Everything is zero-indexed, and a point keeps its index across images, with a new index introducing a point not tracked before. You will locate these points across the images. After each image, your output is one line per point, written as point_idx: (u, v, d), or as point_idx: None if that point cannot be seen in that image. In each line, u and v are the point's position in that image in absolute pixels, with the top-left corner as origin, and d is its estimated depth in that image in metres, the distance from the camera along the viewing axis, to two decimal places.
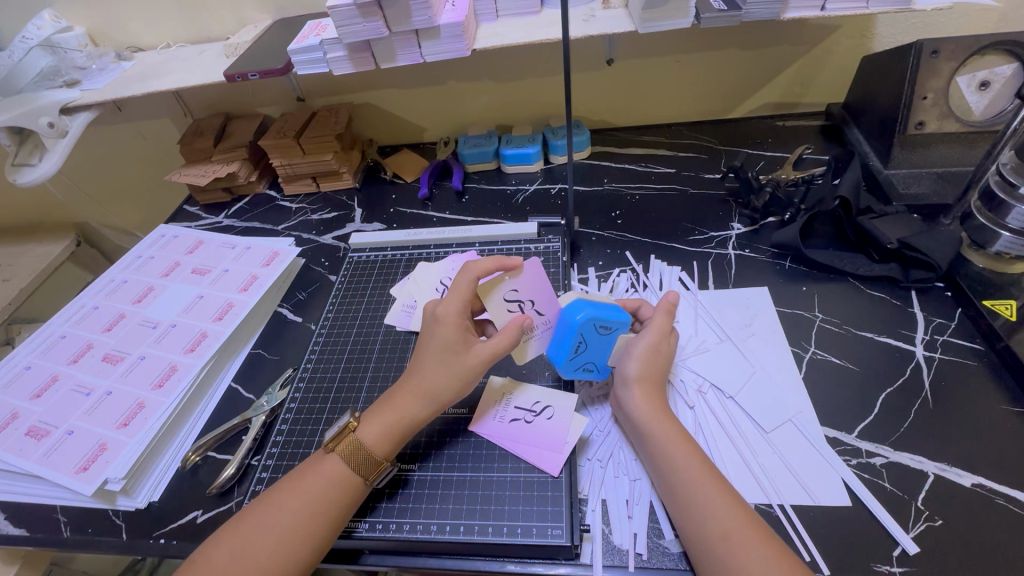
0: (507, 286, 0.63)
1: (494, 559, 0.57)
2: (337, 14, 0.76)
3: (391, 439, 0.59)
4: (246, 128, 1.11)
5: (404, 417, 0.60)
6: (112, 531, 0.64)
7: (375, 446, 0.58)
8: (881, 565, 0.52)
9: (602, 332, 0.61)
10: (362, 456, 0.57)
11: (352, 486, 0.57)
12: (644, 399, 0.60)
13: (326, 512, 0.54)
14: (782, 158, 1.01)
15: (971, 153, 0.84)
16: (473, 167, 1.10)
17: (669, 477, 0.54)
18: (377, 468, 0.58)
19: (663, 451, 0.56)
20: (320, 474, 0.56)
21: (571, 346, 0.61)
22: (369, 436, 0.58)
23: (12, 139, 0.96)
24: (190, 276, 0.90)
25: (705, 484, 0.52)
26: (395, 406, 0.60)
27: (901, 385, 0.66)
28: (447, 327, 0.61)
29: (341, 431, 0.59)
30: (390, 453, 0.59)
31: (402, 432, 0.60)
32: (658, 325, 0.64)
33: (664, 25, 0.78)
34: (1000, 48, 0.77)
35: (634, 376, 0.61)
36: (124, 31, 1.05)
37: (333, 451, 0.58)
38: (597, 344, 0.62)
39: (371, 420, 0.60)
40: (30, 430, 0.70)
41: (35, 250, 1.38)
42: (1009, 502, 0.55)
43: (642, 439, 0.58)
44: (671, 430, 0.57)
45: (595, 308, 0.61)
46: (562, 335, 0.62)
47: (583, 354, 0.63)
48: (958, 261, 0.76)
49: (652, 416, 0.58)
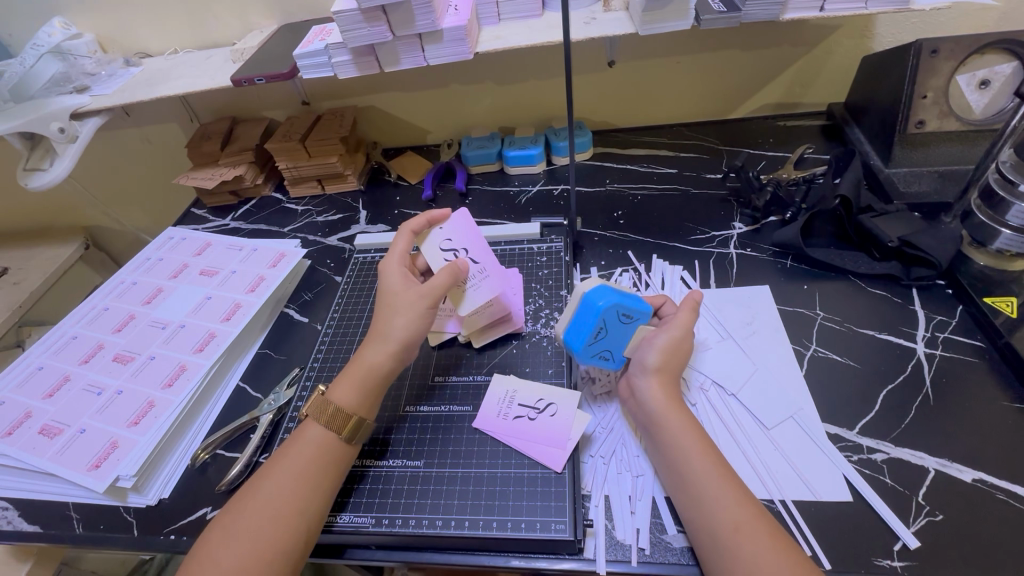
0: (439, 236, 0.68)
1: (499, 554, 0.58)
2: (342, 19, 0.78)
3: (360, 394, 0.61)
4: (252, 132, 1.13)
5: (364, 367, 0.62)
6: (124, 527, 0.66)
7: (343, 403, 0.60)
8: (882, 560, 0.52)
9: (624, 321, 0.62)
10: (332, 414, 0.59)
11: (330, 445, 0.58)
12: (659, 390, 0.60)
13: (312, 475, 0.56)
14: (783, 158, 1.01)
15: (971, 152, 0.84)
16: (477, 169, 1.11)
17: (681, 470, 0.54)
18: (348, 423, 0.59)
19: (676, 443, 0.56)
20: (303, 442, 0.58)
21: (592, 331, 0.62)
22: (339, 395, 0.60)
23: (24, 144, 0.98)
24: (198, 278, 0.92)
25: (717, 477, 0.53)
26: (357, 362, 0.63)
27: (902, 382, 0.66)
28: (388, 275, 0.67)
29: (313, 396, 0.62)
30: (360, 410, 0.60)
31: (368, 387, 0.61)
32: (681, 321, 0.64)
33: (664, 27, 0.79)
34: (1000, 46, 0.78)
35: (654, 367, 0.61)
36: (132, 38, 1.07)
37: (309, 416, 0.61)
38: (617, 333, 0.63)
39: (340, 383, 0.62)
40: (43, 429, 0.72)
41: (45, 253, 1.40)
42: (1010, 497, 0.55)
43: (655, 431, 0.58)
44: (685, 424, 0.57)
45: (617, 295, 0.62)
46: (583, 319, 0.62)
47: (602, 342, 0.63)
48: (959, 259, 0.77)
49: (667, 409, 0.58)
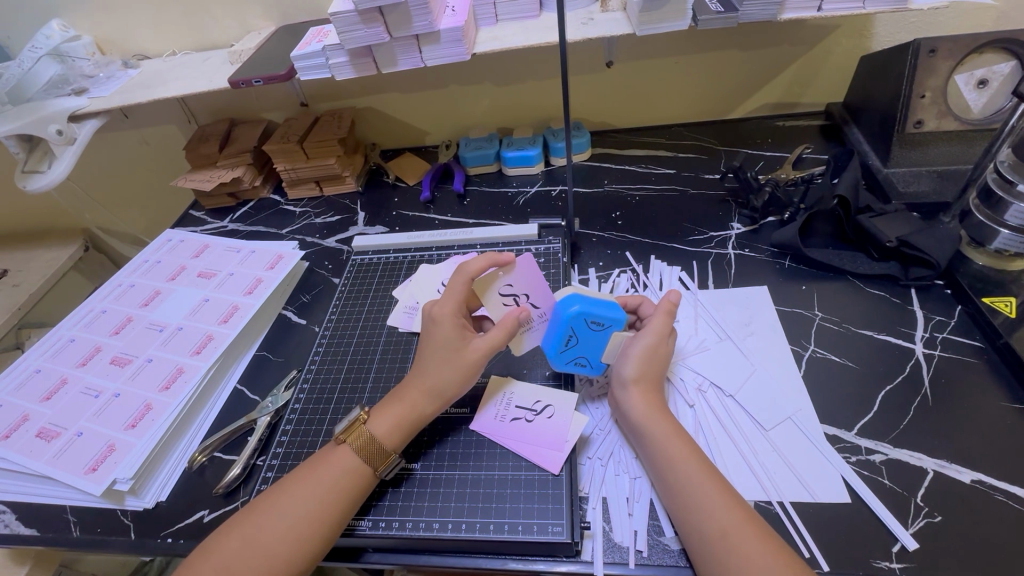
0: (502, 282, 0.63)
1: (496, 556, 0.58)
2: (339, 20, 0.78)
3: (400, 431, 0.60)
4: (250, 133, 1.13)
5: (413, 412, 0.61)
6: (121, 530, 0.65)
7: (383, 438, 0.59)
8: (880, 562, 0.52)
9: (594, 328, 0.62)
10: (371, 447, 0.58)
11: (360, 476, 0.58)
12: (641, 398, 0.60)
13: (339, 501, 0.56)
14: (782, 158, 1.01)
15: (971, 151, 0.84)
16: (475, 170, 1.11)
17: (666, 477, 0.55)
18: (387, 460, 0.59)
19: (659, 452, 0.56)
20: (333, 465, 0.57)
21: (562, 339, 0.62)
22: (380, 428, 0.59)
23: (22, 147, 0.98)
24: (195, 280, 0.91)
25: (702, 482, 0.53)
26: (404, 400, 0.62)
27: (900, 382, 0.66)
28: (444, 326, 0.63)
29: (352, 422, 0.60)
30: (398, 446, 0.60)
31: (410, 427, 0.61)
32: (656, 327, 0.63)
33: (661, 27, 0.79)
34: (998, 46, 0.77)
35: (631, 379, 0.61)
36: (130, 39, 1.07)
37: (343, 442, 0.59)
38: (590, 340, 0.63)
39: (381, 413, 0.61)
40: (40, 432, 0.72)
41: (44, 255, 1.40)
42: (1009, 499, 0.55)
43: (640, 439, 0.58)
44: (669, 430, 0.57)
45: (589, 302, 0.62)
46: (555, 328, 0.63)
47: (574, 348, 0.64)
48: (958, 259, 0.76)
49: (649, 416, 0.59)
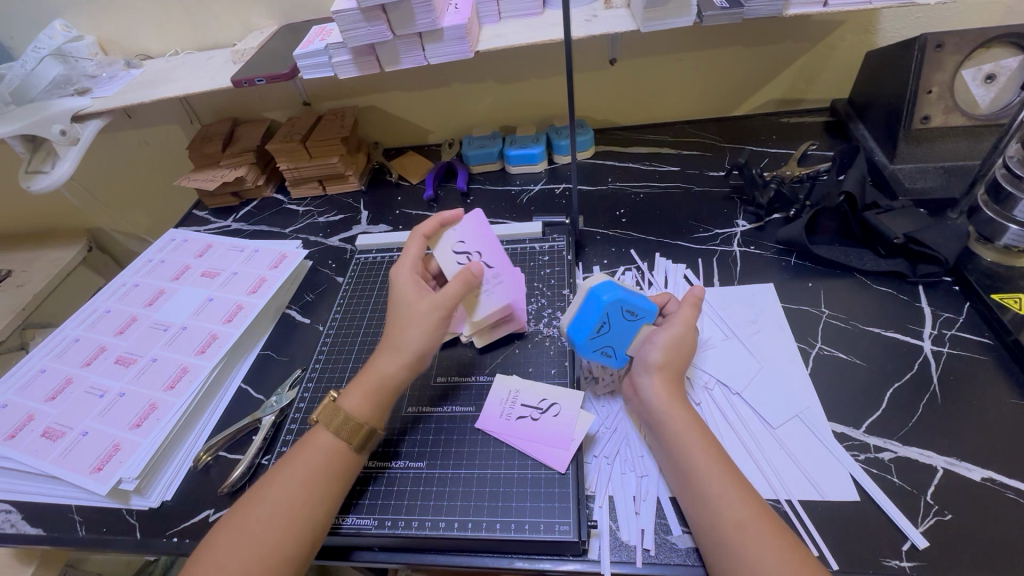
0: (451, 239, 0.67)
1: (503, 555, 0.57)
2: (342, 18, 0.78)
3: (372, 402, 0.61)
4: (254, 133, 1.13)
5: (379, 379, 0.61)
6: (126, 530, 0.65)
7: (355, 412, 0.59)
8: (891, 560, 0.52)
9: (627, 318, 0.62)
10: (345, 424, 0.59)
11: (340, 455, 0.58)
12: (663, 388, 0.59)
13: (319, 485, 0.56)
14: (786, 155, 1.00)
15: (978, 147, 0.83)
16: (478, 168, 1.11)
17: (684, 468, 0.54)
18: (360, 432, 0.59)
19: (679, 440, 0.56)
20: (312, 448, 0.58)
21: (594, 325, 0.62)
22: (351, 402, 0.60)
23: (25, 147, 0.98)
24: (199, 279, 0.91)
25: (719, 474, 0.53)
26: (371, 371, 0.62)
27: (909, 379, 0.65)
28: (404, 287, 0.65)
29: (323, 403, 0.61)
30: (371, 418, 0.60)
31: (381, 398, 0.61)
32: (684, 317, 0.63)
33: (666, 24, 0.78)
34: (1006, 41, 0.77)
35: (656, 364, 0.61)
36: (134, 40, 1.07)
37: (318, 423, 0.60)
38: (620, 330, 0.63)
39: (352, 390, 0.61)
40: (45, 432, 0.72)
41: (48, 256, 1.41)
42: (1020, 496, 0.54)
43: (658, 428, 0.58)
44: (689, 421, 0.57)
45: (623, 292, 0.62)
46: (587, 313, 0.62)
47: (604, 336, 0.63)
48: (966, 256, 0.76)
49: (671, 408, 0.58)
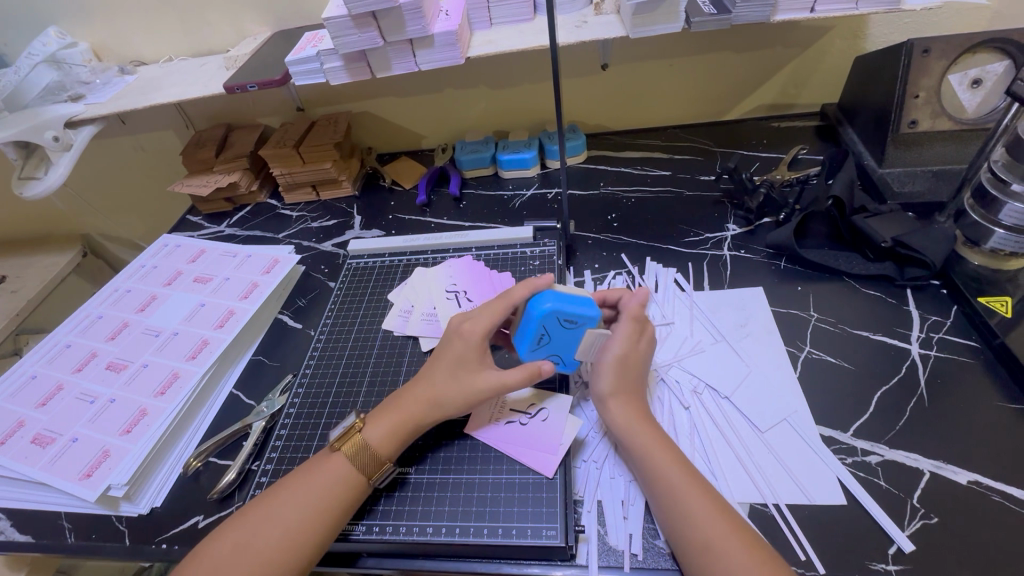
0: (447, 281, 0.83)
1: (491, 561, 0.57)
2: (332, 25, 0.78)
3: (396, 439, 0.60)
4: (247, 138, 1.13)
5: (409, 418, 0.61)
6: (115, 536, 0.65)
7: (377, 445, 0.59)
8: (877, 563, 0.52)
9: (567, 326, 0.61)
10: (362, 454, 0.58)
11: (354, 484, 0.57)
12: (621, 411, 0.60)
13: (331, 509, 0.55)
14: (777, 159, 1.01)
15: (966, 151, 0.84)
16: (470, 173, 1.11)
17: (654, 487, 0.54)
18: (380, 468, 0.58)
19: (646, 460, 0.56)
20: (325, 473, 0.57)
21: (534, 337, 0.61)
22: (373, 436, 0.59)
23: (18, 154, 0.98)
24: (192, 285, 0.91)
25: (690, 490, 0.53)
26: (398, 408, 0.61)
27: (896, 383, 0.66)
28: (465, 342, 0.63)
29: (348, 431, 0.60)
30: (393, 454, 0.60)
31: (405, 433, 0.60)
32: (624, 332, 0.63)
33: (654, 30, 0.79)
34: (991, 46, 0.77)
35: (608, 393, 0.61)
36: (127, 46, 1.07)
37: (337, 450, 0.59)
38: (561, 338, 0.62)
39: (377, 419, 0.61)
40: (35, 439, 0.72)
41: (43, 261, 1.41)
42: (1006, 499, 0.54)
43: (627, 448, 0.58)
44: (655, 440, 0.57)
45: (563, 300, 0.61)
46: (526, 325, 0.61)
47: (546, 346, 0.63)
48: (954, 259, 0.76)
49: (632, 428, 0.58)
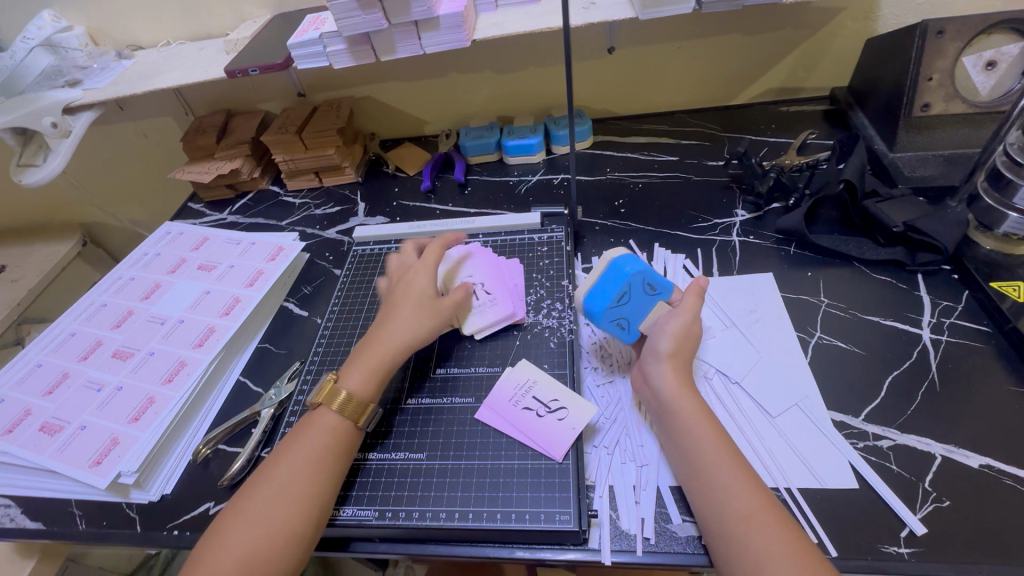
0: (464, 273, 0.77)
1: (503, 545, 0.58)
2: (336, 6, 0.76)
3: (374, 380, 0.62)
4: (248, 124, 1.11)
5: (383, 356, 0.63)
6: (126, 523, 0.65)
7: (359, 389, 0.60)
8: (889, 546, 0.52)
9: (647, 291, 0.64)
10: (349, 401, 0.59)
11: (344, 433, 0.58)
12: (674, 376, 0.59)
13: (324, 463, 0.56)
14: (786, 144, 1.00)
15: (979, 135, 0.83)
16: (475, 159, 1.10)
17: (693, 457, 0.54)
18: (364, 411, 0.60)
19: (691, 433, 0.55)
20: (315, 427, 0.58)
21: (616, 293, 0.62)
22: (352, 381, 0.61)
23: (16, 140, 0.97)
24: (196, 272, 0.91)
25: (729, 466, 0.52)
26: (375, 347, 0.64)
27: (907, 368, 0.65)
28: (419, 279, 0.69)
29: (324, 384, 0.61)
30: (375, 397, 0.61)
31: (382, 374, 0.63)
32: (689, 305, 0.63)
33: (664, 10, 0.77)
34: (1007, 27, 0.76)
35: (667, 353, 0.61)
36: (125, 31, 1.05)
37: (320, 404, 0.60)
38: (638, 302, 0.64)
39: (351, 368, 0.62)
40: (43, 427, 0.71)
41: (43, 250, 1.40)
42: (1017, 482, 0.55)
43: (670, 417, 0.57)
44: (699, 411, 0.57)
45: (645, 266, 0.64)
46: (607, 283, 0.63)
47: (623, 306, 0.63)
48: (965, 244, 0.76)
49: (680, 394, 0.58)
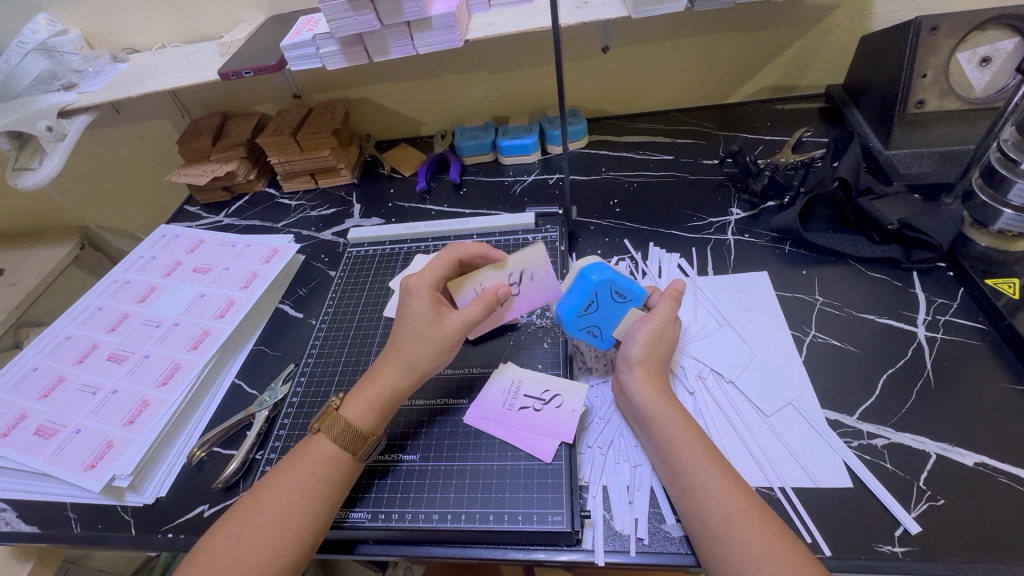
0: None
1: (497, 546, 0.57)
2: (328, 8, 0.76)
3: (374, 413, 0.59)
4: (244, 126, 1.11)
5: (385, 389, 0.60)
6: (121, 526, 0.65)
7: (359, 422, 0.58)
8: (883, 545, 0.52)
9: (616, 299, 0.64)
10: (346, 432, 0.58)
11: (341, 464, 0.57)
12: (646, 381, 0.59)
13: (318, 493, 0.55)
14: (781, 142, 1.00)
15: (973, 132, 0.82)
16: (470, 159, 1.10)
17: (671, 459, 0.54)
18: (363, 442, 0.58)
19: (668, 437, 0.55)
20: (312, 454, 0.57)
21: (584, 304, 0.63)
22: (352, 412, 0.59)
23: (12, 144, 0.97)
24: (192, 275, 0.91)
25: (708, 465, 0.52)
26: (378, 379, 0.61)
27: (902, 366, 0.65)
28: (420, 297, 0.64)
29: (326, 411, 0.60)
30: (376, 427, 0.59)
31: (385, 406, 0.60)
32: (663, 312, 0.63)
33: (658, 9, 0.77)
34: (1002, 23, 0.76)
35: (638, 359, 0.61)
36: (120, 34, 1.05)
37: (319, 431, 0.59)
38: (608, 311, 0.64)
39: (355, 398, 0.60)
40: (38, 431, 0.71)
41: (41, 254, 1.40)
42: (1013, 481, 0.54)
43: (646, 423, 0.57)
44: (675, 414, 0.57)
45: (613, 273, 0.63)
46: (575, 293, 0.63)
47: (592, 316, 0.64)
48: (961, 241, 0.76)
49: (654, 400, 0.58)
